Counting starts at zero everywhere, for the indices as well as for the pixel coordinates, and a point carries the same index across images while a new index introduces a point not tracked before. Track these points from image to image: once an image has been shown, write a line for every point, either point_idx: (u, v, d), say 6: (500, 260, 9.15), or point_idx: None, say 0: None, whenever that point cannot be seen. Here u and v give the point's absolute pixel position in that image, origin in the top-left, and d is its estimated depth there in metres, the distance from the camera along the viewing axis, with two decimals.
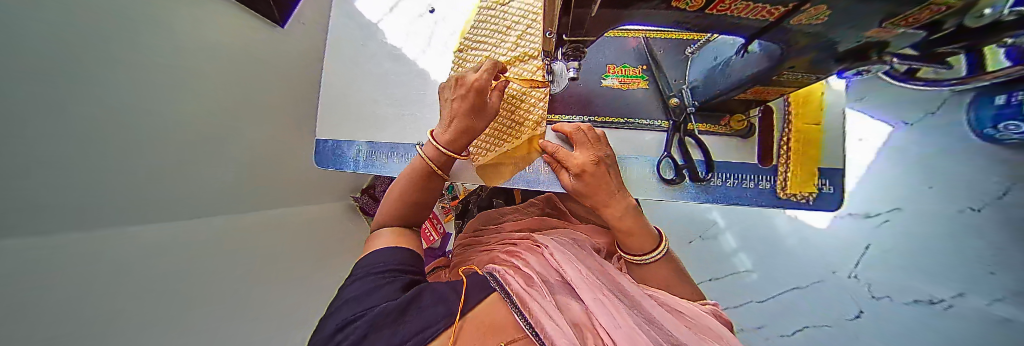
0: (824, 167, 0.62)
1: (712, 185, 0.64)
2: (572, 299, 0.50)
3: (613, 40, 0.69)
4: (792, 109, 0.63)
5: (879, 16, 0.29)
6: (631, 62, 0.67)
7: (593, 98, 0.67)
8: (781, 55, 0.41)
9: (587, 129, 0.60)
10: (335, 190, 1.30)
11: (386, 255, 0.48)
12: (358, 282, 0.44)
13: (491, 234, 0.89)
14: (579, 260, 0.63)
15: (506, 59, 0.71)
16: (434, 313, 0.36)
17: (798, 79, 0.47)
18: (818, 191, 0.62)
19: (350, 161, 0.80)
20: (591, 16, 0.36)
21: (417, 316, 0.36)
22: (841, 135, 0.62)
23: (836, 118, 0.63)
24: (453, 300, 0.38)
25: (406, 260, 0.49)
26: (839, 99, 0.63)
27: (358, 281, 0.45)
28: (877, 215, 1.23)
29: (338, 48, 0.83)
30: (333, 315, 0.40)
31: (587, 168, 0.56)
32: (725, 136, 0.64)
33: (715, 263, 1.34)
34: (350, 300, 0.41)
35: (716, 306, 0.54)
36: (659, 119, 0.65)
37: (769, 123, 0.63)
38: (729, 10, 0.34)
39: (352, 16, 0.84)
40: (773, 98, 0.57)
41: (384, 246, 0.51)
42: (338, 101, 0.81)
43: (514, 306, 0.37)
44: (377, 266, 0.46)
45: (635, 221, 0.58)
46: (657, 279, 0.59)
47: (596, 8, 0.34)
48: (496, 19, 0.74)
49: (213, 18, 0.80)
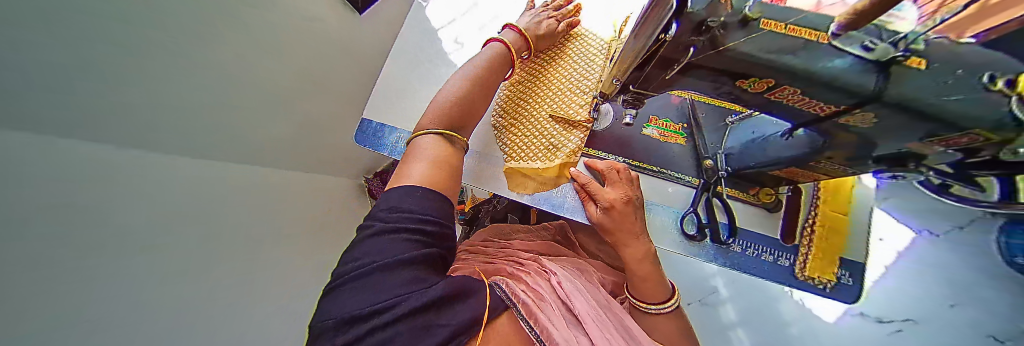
0: (846, 258, 0.63)
1: (732, 250, 0.65)
2: (580, 333, 0.52)
3: (659, 96, 0.74)
4: (820, 195, 0.65)
5: (921, 133, 0.33)
6: (672, 118, 0.72)
7: (631, 142, 0.71)
8: (824, 145, 0.44)
9: (623, 169, 0.63)
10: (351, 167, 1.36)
11: (416, 200, 0.47)
12: (383, 239, 0.43)
13: (500, 247, 0.90)
14: (587, 292, 0.64)
15: (560, 87, 0.77)
16: (461, 315, 0.41)
17: (834, 169, 0.50)
18: (837, 280, 0.62)
19: (387, 146, 0.82)
20: (662, 77, 0.42)
21: (450, 319, 0.40)
22: (865, 231, 0.63)
23: (864, 213, 0.64)
24: (479, 309, 0.43)
25: (432, 210, 0.47)
26: (867, 197, 0.65)
27: (372, 246, 0.43)
28: (890, 321, 1.06)
29: (406, 42, 0.91)
30: (358, 280, 0.40)
31: (616, 205, 0.58)
32: (753, 206, 0.66)
33: (710, 332, 1.20)
34: (376, 269, 0.40)
35: None
36: (690, 176, 0.69)
37: (797, 203, 0.65)
38: (786, 99, 0.38)
39: (426, 20, 0.94)
40: (806, 181, 0.59)
41: (409, 185, 0.50)
42: (394, 89, 0.87)
43: (525, 322, 0.45)
44: (405, 222, 0.44)
45: (652, 268, 0.59)
46: (662, 334, 0.59)
47: (672, 72, 0.40)
48: (557, 50, 0.83)
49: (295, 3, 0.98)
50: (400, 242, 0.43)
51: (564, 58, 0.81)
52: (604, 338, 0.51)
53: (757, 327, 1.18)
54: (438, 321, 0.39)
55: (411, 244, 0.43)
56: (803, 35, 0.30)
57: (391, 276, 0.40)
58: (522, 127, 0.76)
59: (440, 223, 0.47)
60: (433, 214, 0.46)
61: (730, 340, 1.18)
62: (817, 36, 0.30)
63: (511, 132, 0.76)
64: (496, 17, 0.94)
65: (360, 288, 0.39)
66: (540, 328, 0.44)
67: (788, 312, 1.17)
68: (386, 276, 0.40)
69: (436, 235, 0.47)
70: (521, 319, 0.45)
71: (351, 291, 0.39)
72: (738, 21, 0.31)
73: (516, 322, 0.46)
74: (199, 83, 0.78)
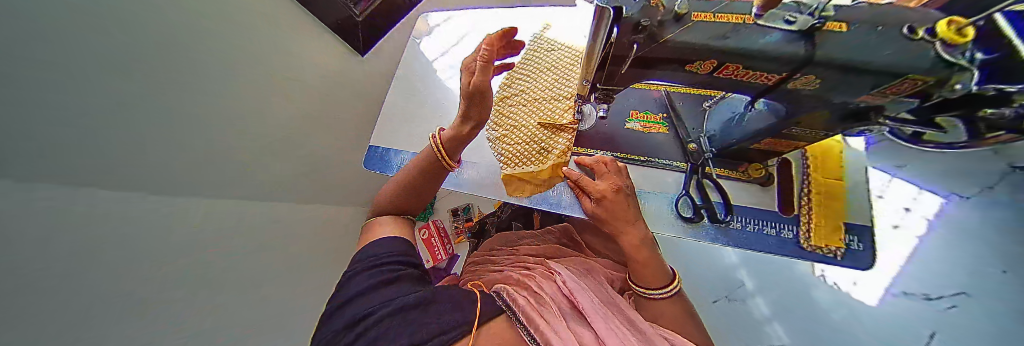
0: (852, 223, 0.62)
1: (732, 228, 0.65)
2: (585, 327, 0.57)
3: (637, 91, 0.80)
4: (810, 163, 0.67)
5: (870, 85, 0.37)
6: (652, 110, 0.76)
7: (617, 137, 0.75)
8: (790, 112, 0.48)
9: (609, 161, 0.67)
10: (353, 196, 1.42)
11: (387, 246, 0.60)
12: (367, 270, 0.55)
13: (506, 255, 0.95)
14: (590, 290, 0.69)
15: (545, 95, 0.84)
16: (454, 318, 0.48)
17: (810, 135, 0.52)
18: (847, 247, 0.62)
19: (394, 167, 0.87)
20: (621, 72, 0.47)
21: (436, 314, 0.48)
22: (866, 194, 0.63)
23: (859, 176, 0.65)
24: (467, 311, 0.51)
25: (406, 250, 0.61)
26: (861, 160, 0.66)
27: (364, 271, 0.54)
28: (939, 298, 0.94)
29: (403, 75, 1.01)
30: (340, 309, 0.49)
31: (607, 195, 0.61)
32: (742, 181, 0.69)
33: (744, 329, 1.21)
34: (347, 300, 0.50)
35: None
36: (678, 160, 0.71)
37: (788, 173, 0.67)
38: (737, 75, 0.42)
39: (417, 54, 1.04)
40: (789, 151, 0.62)
41: (385, 236, 0.63)
42: (394, 117, 0.95)
43: (525, 330, 0.50)
44: (389, 255, 0.58)
45: (651, 253, 0.61)
46: (669, 320, 0.62)
47: (626, 66, 0.44)
48: (537, 63, 0.91)
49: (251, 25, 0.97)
50: (390, 269, 0.55)
51: (545, 69, 0.89)
52: (608, 328, 0.55)
53: (793, 321, 1.16)
54: (426, 322, 0.46)
55: (393, 268, 0.55)
56: (731, 20, 0.36)
57: (382, 291, 0.50)
58: (514, 136, 0.82)
59: (414, 258, 0.62)
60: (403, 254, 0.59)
61: (765, 336, 1.17)
62: (743, 19, 0.35)
63: (505, 142, 0.82)
64: (483, 42, 1.03)
65: (355, 304, 0.49)
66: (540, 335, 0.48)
67: (823, 298, 1.15)
68: (375, 292, 0.50)
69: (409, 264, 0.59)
70: (520, 327, 0.51)
71: (344, 312, 0.48)
72: (672, 17, 0.36)
73: (515, 328, 0.52)
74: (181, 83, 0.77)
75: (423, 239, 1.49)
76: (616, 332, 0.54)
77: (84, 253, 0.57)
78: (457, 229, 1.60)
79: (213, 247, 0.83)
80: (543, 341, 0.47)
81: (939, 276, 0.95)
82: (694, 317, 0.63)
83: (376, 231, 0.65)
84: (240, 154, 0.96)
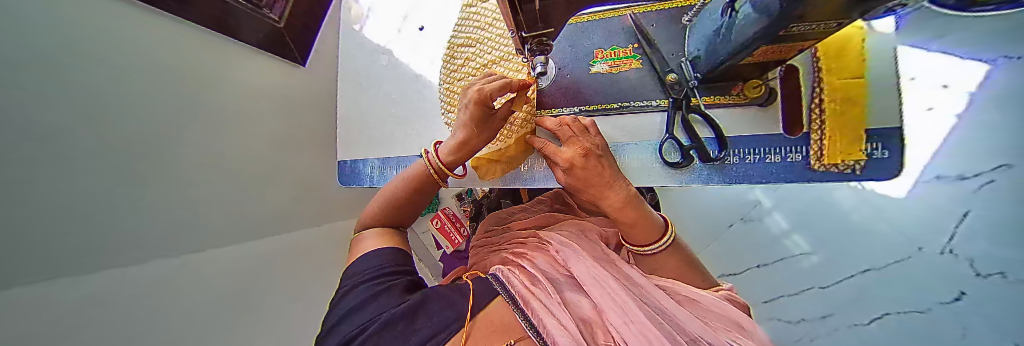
0: (875, 128, 0.51)
1: (728, 164, 0.60)
2: (583, 295, 0.53)
3: (601, 22, 0.67)
4: (821, 66, 0.52)
5: None
6: (620, 43, 0.65)
7: (582, 87, 0.67)
8: (779, 10, 0.32)
9: (572, 121, 0.58)
10: (345, 207, 1.40)
11: (374, 257, 0.55)
12: (360, 285, 0.50)
13: (501, 234, 0.92)
14: (586, 252, 0.64)
15: (490, 58, 0.78)
16: (444, 316, 0.45)
17: (813, 29, 0.38)
18: (868, 157, 0.52)
19: (366, 177, 1.01)
20: (536, 8, 0.37)
21: (427, 320, 0.44)
22: (895, 88, 0.50)
23: (887, 68, 0.50)
24: (461, 305, 0.47)
25: (399, 259, 0.56)
26: (885, 47, 0.51)
27: (354, 289, 0.50)
28: (975, 175, 0.79)
29: (347, 81, 1.06)
30: (332, 330, 0.46)
31: (575, 162, 0.53)
32: (736, 107, 0.60)
33: (759, 249, 1.33)
34: (342, 316, 0.47)
35: (730, 292, 0.55)
36: (658, 98, 0.62)
37: (793, 86, 0.56)
38: None
39: (360, 45, 1.07)
40: (792, 56, 0.49)
41: (368, 252, 0.57)
42: (358, 123, 1.04)
43: (519, 309, 0.45)
44: (380, 268, 0.53)
45: (639, 211, 0.54)
46: (670, 269, 0.59)
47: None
48: (478, 15, 0.80)
49: (176, 37, 0.88)
50: (369, 283, 0.50)
51: (486, 25, 0.79)
52: (605, 294, 0.50)
53: (817, 228, 1.21)
54: (415, 328, 0.43)
55: (381, 280, 0.50)
56: None
57: (363, 310, 0.46)
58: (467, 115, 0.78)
59: (408, 267, 0.57)
60: (392, 263, 0.54)
61: (785, 248, 1.27)
62: None
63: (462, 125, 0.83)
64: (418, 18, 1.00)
65: (346, 323, 0.45)
66: (530, 308, 0.44)
67: (846, 202, 1.13)
68: (359, 312, 0.46)
69: (401, 273, 0.54)
70: (516, 310, 0.45)
71: (337, 332, 0.45)
72: None
73: (512, 309, 0.46)
74: (118, 114, 0.68)
75: (438, 228, 1.45)
76: (614, 297, 0.49)
77: (83, 298, 0.54)
78: (466, 212, 1.50)
79: (207, 300, 0.74)
80: (540, 323, 0.42)
81: (945, 161, 0.85)
82: (691, 261, 0.59)
83: (363, 245, 0.60)
84: (235, 183, 0.95)
